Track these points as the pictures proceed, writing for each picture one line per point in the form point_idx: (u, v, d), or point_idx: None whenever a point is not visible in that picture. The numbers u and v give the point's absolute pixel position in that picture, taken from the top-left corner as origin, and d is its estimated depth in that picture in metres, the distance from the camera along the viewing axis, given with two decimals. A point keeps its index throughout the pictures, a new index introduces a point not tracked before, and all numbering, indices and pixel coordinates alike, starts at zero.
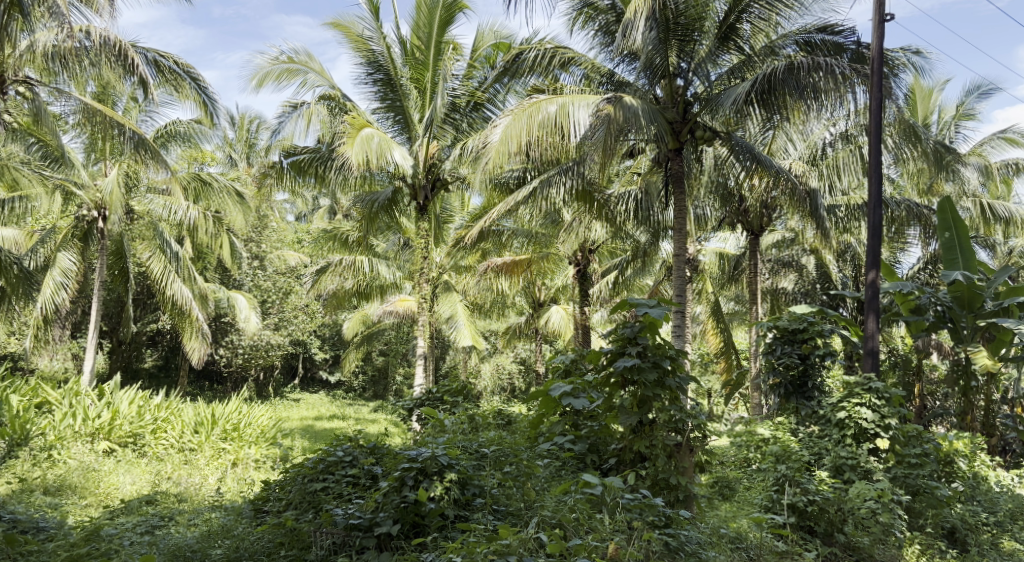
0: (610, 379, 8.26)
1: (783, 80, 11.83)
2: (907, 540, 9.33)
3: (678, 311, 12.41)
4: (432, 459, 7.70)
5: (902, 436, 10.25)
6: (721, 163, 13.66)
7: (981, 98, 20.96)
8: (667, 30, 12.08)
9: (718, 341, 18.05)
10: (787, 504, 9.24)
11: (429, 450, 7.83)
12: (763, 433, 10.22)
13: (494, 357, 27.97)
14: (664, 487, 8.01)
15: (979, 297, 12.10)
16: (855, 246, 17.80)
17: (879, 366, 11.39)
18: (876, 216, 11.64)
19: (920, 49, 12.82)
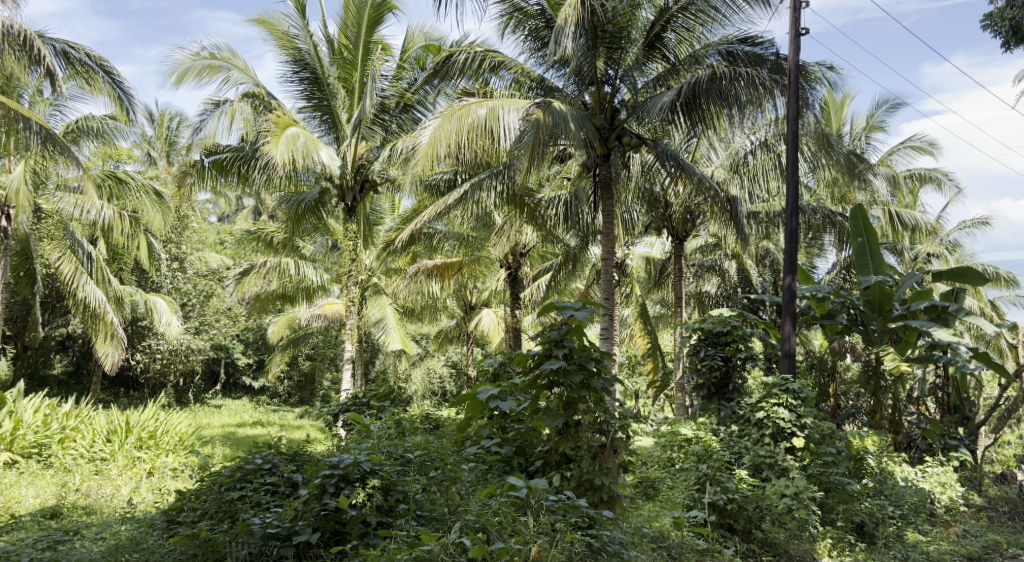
0: (537, 382, 8.27)
1: (706, 90, 12.14)
2: (820, 535, 9.73)
3: (604, 315, 12.58)
4: (354, 465, 7.66)
5: (816, 435, 10.60)
6: (648, 169, 13.94)
7: (891, 110, 21.82)
8: (595, 37, 12.29)
9: (645, 344, 18.37)
10: (708, 503, 9.44)
11: (351, 456, 7.77)
12: (685, 433, 10.46)
13: (425, 361, 27.91)
14: (588, 488, 8.10)
15: (891, 299, 12.52)
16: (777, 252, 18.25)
17: (795, 367, 11.74)
18: (793, 223, 12.04)
19: (834, 65, 13.39)
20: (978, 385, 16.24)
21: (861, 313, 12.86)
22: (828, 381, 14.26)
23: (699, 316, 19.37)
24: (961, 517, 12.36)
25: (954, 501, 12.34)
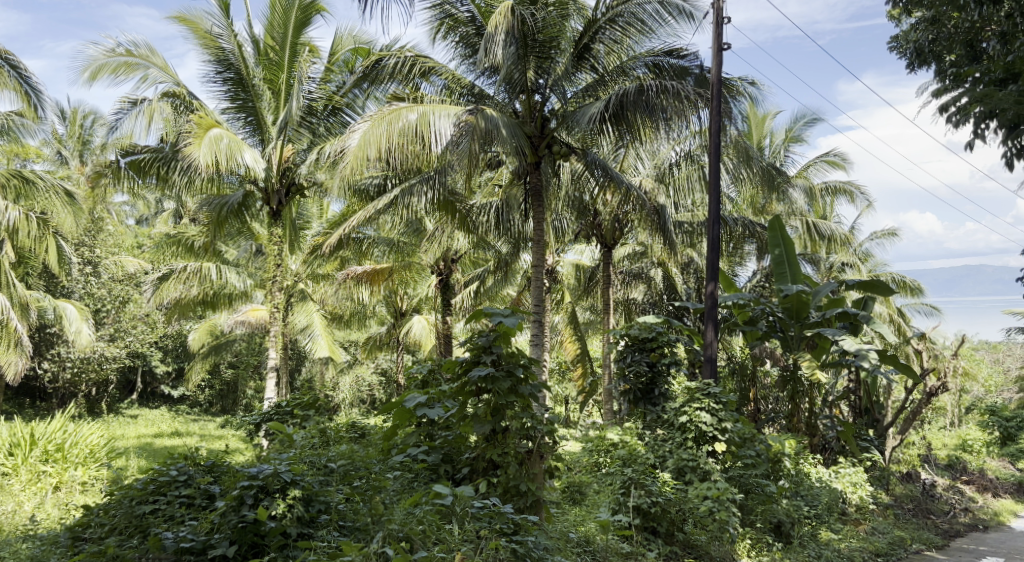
0: (465, 388, 8.25)
1: (633, 101, 12.36)
2: (739, 536, 10.05)
3: (534, 321, 12.66)
4: (274, 476, 7.51)
5: (737, 438, 10.89)
6: (577, 178, 14.11)
7: (808, 125, 22.57)
8: (525, 45, 12.40)
9: (574, 350, 18.62)
10: (633, 506, 9.44)
11: (271, 467, 7.63)
12: (611, 437, 10.66)
13: (353, 368, 27.61)
14: (515, 494, 8.11)
15: (807, 307, 12.97)
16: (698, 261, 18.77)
17: (717, 373, 12.04)
18: (714, 232, 12.35)
19: (755, 80, 13.85)
20: (887, 389, 16.95)
21: (779, 319, 13.31)
22: (749, 386, 14.66)
23: (626, 322, 19.66)
24: (870, 516, 12.91)
25: (864, 500, 12.85)
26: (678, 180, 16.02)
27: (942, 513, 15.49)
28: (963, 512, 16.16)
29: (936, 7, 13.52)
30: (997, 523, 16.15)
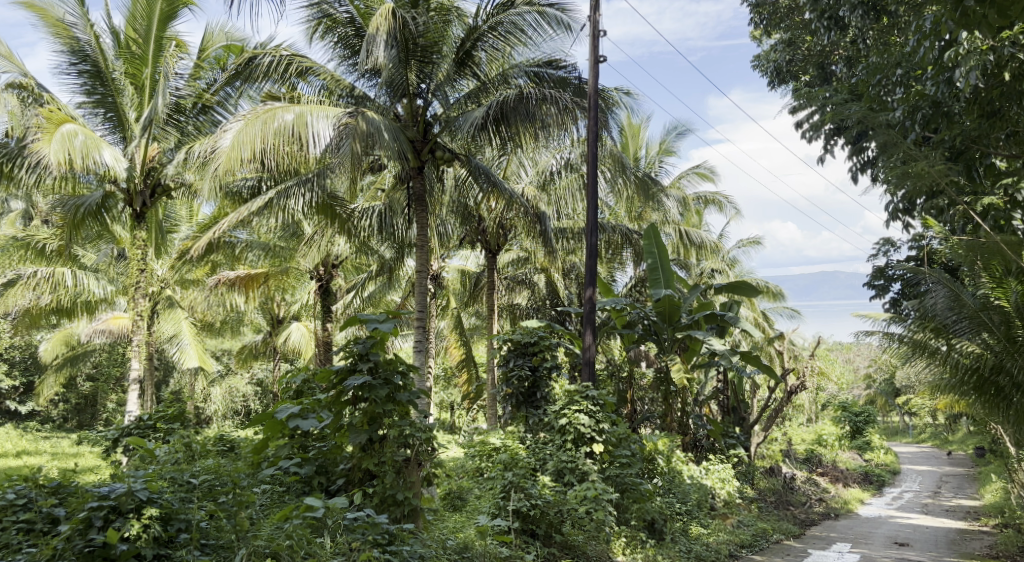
0: (340, 398, 8.02)
1: (514, 108, 12.49)
2: (615, 535, 10.32)
3: (418, 326, 12.62)
4: (128, 495, 6.90)
5: (613, 439, 11.19)
6: (461, 184, 14.10)
7: (679, 137, 23.36)
8: (406, 49, 12.25)
9: (459, 355, 19.06)
10: (512, 510, 9.46)
11: (124, 486, 7.04)
12: (495, 442, 10.73)
13: (225, 379, 26.69)
14: (391, 504, 7.98)
15: (677, 312, 13.48)
16: (579, 265, 18.84)
17: (596, 376, 12.19)
18: (593, 238, 12.58)
19: (630, 90, 14.27)
20: (752, 390, 17.82)
21: (653, 323, 13.74)
22: (626, 388, 15.05)
23: (511, 327, 19.93)
24: (736, 510, 13.64)
25: (731, 495, 13.56)
26: (560, 189, 16.28)
27: (800, 503, 16.47)
28: (818, 501, 17.26)
29: (792, 30, 15.59)
30: (848, 512, 17.27)
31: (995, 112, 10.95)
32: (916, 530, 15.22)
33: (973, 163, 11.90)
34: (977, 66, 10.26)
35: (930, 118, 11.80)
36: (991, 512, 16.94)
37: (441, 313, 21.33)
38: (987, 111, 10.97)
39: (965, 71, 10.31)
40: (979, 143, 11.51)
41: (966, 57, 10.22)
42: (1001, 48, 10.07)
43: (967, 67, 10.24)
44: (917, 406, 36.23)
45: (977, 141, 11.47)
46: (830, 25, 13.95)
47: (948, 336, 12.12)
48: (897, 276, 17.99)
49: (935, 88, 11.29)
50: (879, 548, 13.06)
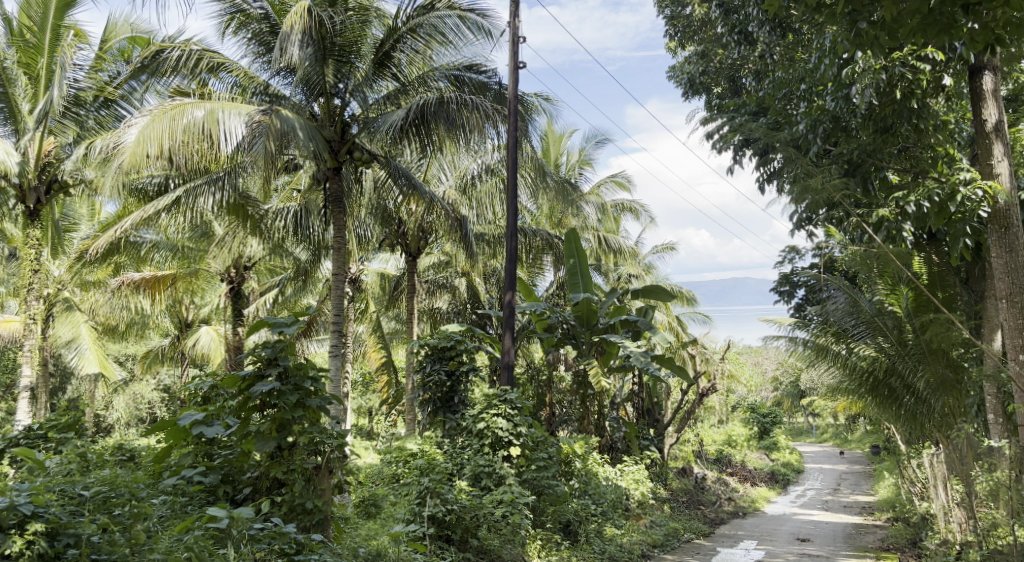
0: (247, 404, 7.76)
1: (434, 112, 12.44)
2: (530, 538, 10.28)
3: (333, 329, 12.39)
4: (10, 510, 6.42)
5: (530, 442, 11.20)
6: (380, 186, 13.95)
7: (598, 145, 23.66)
8: (323, 48, 12.10)
9: (378, 360, 18.87)
10: (427, 515, 9.37)
11: (7, 498, 6.53)
12: (412, 448, 10.70)
13: (129, 386, 25.86)
14: (300, 512, 7.71)
15: (595, 315, 13.59)
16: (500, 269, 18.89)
17: (514, 379, 12.25)
18: (513, 243, 12.60)
19: (549, 96, 14.40)
20: (666, 393, 18.13)
21: (572, 327, 13.85)
22: (545, 391, 15.10)
23: (430, 332, 19.78)
24: (649, 510, 13.85)
25: (645, 496, 13.75)
26: (481, 194, 16.28)
27: (710, 502, 16.86)
28: (727, 500, 17.70)
29: (705, 43, 16.08)
30: (755, 510, 17.76)
31: (888, 128, 11.70)
32: (816, 526, 15.75)
33: (868, 176, 12.49)
34: (871, 83, 10.89)
35: (831, 131, 12.53)
36: (885, 508, 17.68)
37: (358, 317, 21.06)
38: (881, 127, 11.70)
39: (860, 88, 10.91)
40: (873, 158, 12.23)
41: (861, 74, 10.81)
42: (894, 67, 10.85)
43: (863, 84, 10.86)
44: (820, 407, 37.63)
45: (873, 155, 12.13)
46: (740, 39, 14.48)
47: (847, 339, 12.64)
48: (802, 282, 18.56)
49: (833, 103, 11.76)
50: (782, 544, 13.46)
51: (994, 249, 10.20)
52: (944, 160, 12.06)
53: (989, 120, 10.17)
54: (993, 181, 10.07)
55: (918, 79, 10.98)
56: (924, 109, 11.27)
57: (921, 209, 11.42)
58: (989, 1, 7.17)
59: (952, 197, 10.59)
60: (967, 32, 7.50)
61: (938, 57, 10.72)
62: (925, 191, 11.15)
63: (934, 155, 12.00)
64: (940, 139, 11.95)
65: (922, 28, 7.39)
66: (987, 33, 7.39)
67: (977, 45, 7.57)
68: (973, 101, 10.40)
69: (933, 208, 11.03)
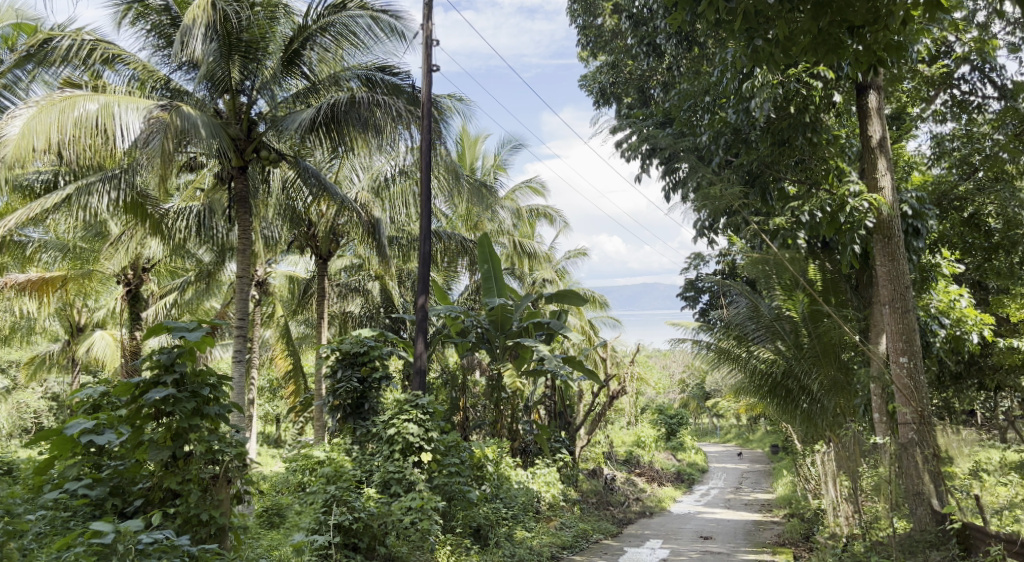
0: (140, 412, 7.15)
1: (345, 112, 12.33)
2: (439, 543, 10.23)
3: (238, 334, 12.09)
4: None
5: (441, 447, 11.14)
6: (289, 186, 13.70)
7: (513, 151, 23.75)
8: (229, 45, 11.84)
9: (285, 366, 18.49)
10: (333, 524, 9.20)
11: None
12: (318, 455, 10.47)
13: (16, 394, 24.65)
14: (195, 523, 7.18)
15: (510, 319, 13.67)
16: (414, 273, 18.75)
17: (426, 384, 12.16)
18: (427, 246, 12.52)
19: (463, 98, 14.42)
20: (577, 396, 18.31)
21: (486, 331, 13.88)
22: (459, 395, 15.03)
23: (340, 335, 19.53)
24: (560, 512, 13.99)
25: (555, 498, 13.90)
26: (394, 196, 16.10)
27: (619, 503, 17.12)
28: (636, 500, 18.01)
29: (616, 53, 16.23)
30: (662, 510, 18.13)
31: (784, 141, 12.14)
32: (718, 523, 16.16)
33: (767, 186, 12.98)
34: (768, 98, 11.22)
35: (731, 143, 12.72)
36: (783, 504, 18.27)
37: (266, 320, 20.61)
38: (778, 139, 12.16)
39: (759, 101, 11.22)
40: (772, 169, 12.82)
41: (760, 88, 11.12)
42: (789, 83, 11.40)
43: (762, 97, 11.15)
44: (725, 408, 38.69)
45: (771, 167, 12.72)
46: (649, 51, 14.67)
47: (747, 343, 13.06)
48: (706, 288, 19.03)
49: (734, 115, 11.99)
50: (686, 542, 13.76)
51: (877, 257, 11.03)
52: (834, 173, 12.59)
53: (873, 136, 11.14)
54: (878, 195, 10.92)
55: (811, 95, 11.70)
56: (817, 123, 11.93)
57: (814, 219, 11.63)
58: (871, 26, 7.55)
59: (840, 208, 11.12)
60: (851, 52, 7.83)
61: (829, 74, 11.42)
62: (816, 200, 11.43)
63: (827, 169, 12.68)
64: (834, 153, 12.53)
65: (814, 47, 7.71)
66: (870, 55, 7.75)
67: (861, 66, 7.93)
68: (859, 118, 11.33)
69: (825, 217, 11.35)
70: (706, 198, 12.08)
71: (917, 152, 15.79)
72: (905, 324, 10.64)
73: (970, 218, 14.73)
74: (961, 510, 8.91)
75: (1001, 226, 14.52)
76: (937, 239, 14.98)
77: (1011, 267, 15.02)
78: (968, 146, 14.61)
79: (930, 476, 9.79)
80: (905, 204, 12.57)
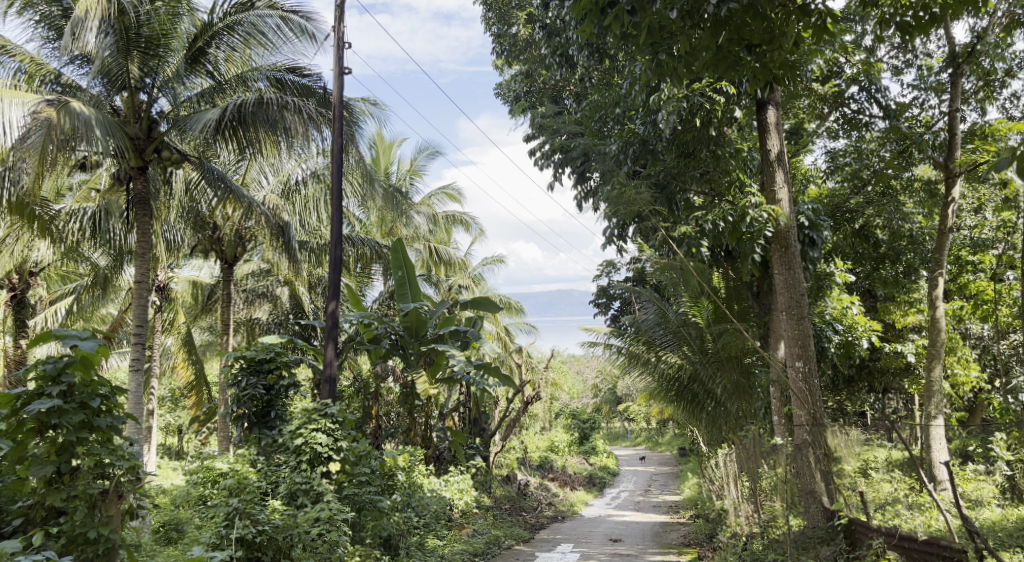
0: (23, 426, 6.38)
1: (252, 112, 12.06)
2: (348, 554, 10.14)
3: (135, 343, 11.62)
4: None
5: (351, 457, 10.92)
6: (192, 187, 13.29)
7: (430, 157, 23.64)
8: (128, 39, 11.38)
9: (188, 375, 17.90)
10: (236, 538, 8.99)
11: None
12: (221, 467, 10.11)
13: None
14: (82, 543, 6.40)
15: (424, 326, 13.62)
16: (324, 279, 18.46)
17: (335, 393, 11.90)
18: (337, 251, 12.31)
19: (377, 102, 14.26)
20: (491, 402, 18.31)
21: (400, 337, 13.73)
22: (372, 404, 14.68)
23: (247, 343, 19.06)
24: (472, 519, 14.00)
25: (468, 505, 13.91)
26: (306, 200, 15.80)
27: (532, 508, 17.23)
28: (548, 505, 18.13)
29: (530, 62, 16.33)
30: (574, 514, 18.31)
31: (690, 153, 12.64)
32: (628, 526, 16.40)
33: (673, 197, 13.25)
34: (674, 110, 11.42)
35: (639, 154, 12.88)
36: (689, 505, 18.68)
37: (166, 327, 19.91)
38: (684, 152, 12.63)
39: (665, 114, 11.53)
40: (678, 180, 13.13)
41: (667, 100, 11.45)
42: (694, 96, 11.59)
43: (668, 110, 11.49)
44: (635, 412, 39.23)
45: (677, 178, 13.06)
46: (561, 62, 14.95)
47: (657, 350, 13.17)
48: (617, 295, 19.32)
49: (642, 127, 12.35)
50: (596, 546, 13.90)
51: (775, 266, 11.31)
52: (737, 185, 13.12)
53: (772, 150, 11.47)
54: (776, 206, 11.10)
55: (715, 109, 11.79)
56: (720, 137, 12.35)
57: (717, 228, 12.17)
58: (768, 43, 7.81)
59: (741, 218, 11.26)
60: (750, 70, 8.09)
61: (730, 89, 11.60)
62: (719, 211, 11.88)
63: (730, 180, 13.00)
64: (737, 166, 12.90)
65: (714, 63, 7.92)
66: (766, 73, 8.02)
67: (758, 83, 8.21)
68: (759, 133, 11.67)
69: (727, 227, 11.72)
70: (618, 205, 12.15)
71: (815, 165, 16.37)
72: (800, 330, 10.96)
73: (861, 230, 15.23)
74: (851, 507, 9.07)
75: (888, 238, 15.37)
76: (833, 249, 15.58)
77: (897, 276, 15.85)
78: (859, 162, 14.83)
79: (822, 475, 10.13)
80: (802, 215, 13.02)
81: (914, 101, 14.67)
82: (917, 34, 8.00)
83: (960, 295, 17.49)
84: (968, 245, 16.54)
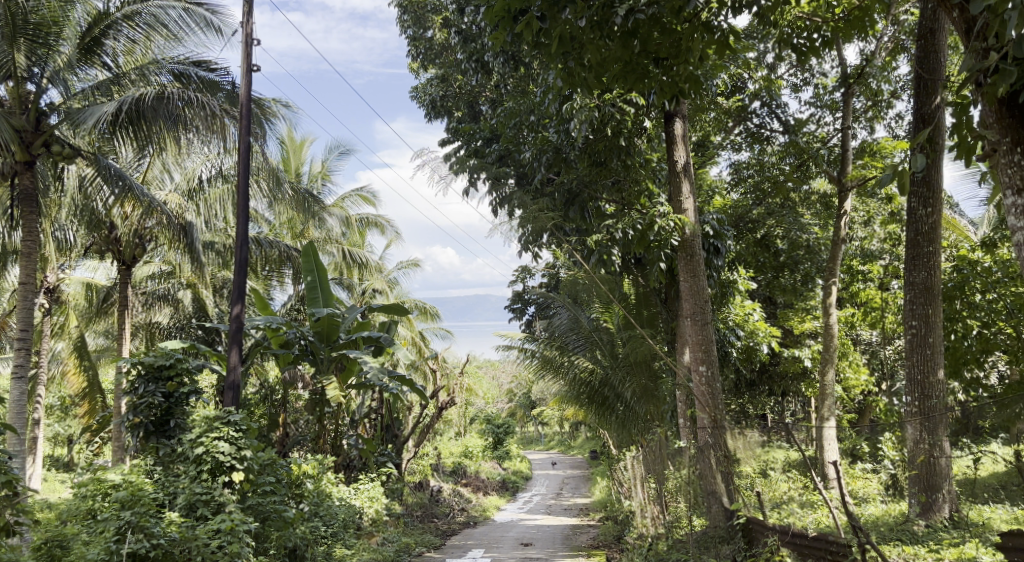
0: None
1: (151, 107, 11.64)
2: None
3: (20, 347, 11.06)
4: None
5: (255, 466, 10.57)
6: (87, 184, 12.72)
7: (342, 156, 23.29)
8: (13, 25, 10.81)
9: (80, 382, 17.16)
10: (127, 553, 8.68)
11: None
12: (113, 479, 9.66)
13: None
14: None
15: (335, 331, 13.32)
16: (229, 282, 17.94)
17: (238, 400, 11.54)
18: (242, 253, 11.95)
19: (288, 103, 13.95)
20: (404, 407, 18.13)
21: (309, 343, 13.40)
22: (279, 411, 14.47)
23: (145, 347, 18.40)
24: (382, 527, 13.80)
25: (378, 513, 13.69)
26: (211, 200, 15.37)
27: (443, 514, 17.14)
28: (459, 511, 18.07)
29: (446, 67, 16.27)
30: (485, 519, 18.29)
31: (601, 162, 12.54)
32: (539, 530, 16.46)
33: (585, 206, 13.22)
34: (586, 120, 11.50)
35: (553, 162, 12.90)
36: (598, 509, 18.92)
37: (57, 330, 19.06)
38: (595, 161, 12.51)
39: (577, 122, 11.51)
40: (589, 189, 13.14)
41: (578, 110, 11.46)
42: (605, 106, 11.67)
43: (580, 119, 11.49)
44: (548, 416, 39.34)
45: (589, 187, 13.08)
46: (476, 68, 14.93)
47: (568, 353, 13.30)
48: (532, 300, 19.38)
49: (556, 135, 12.40)
50: (506, 550, 13.89)
51: (680, 273, 11.48)
52: (645, 194, 13.21)
53: (679, 161, 11.62)
54: (682, 215, 11.37)
55: (625, 120, 11.95)
56: (630, 147, 12.27)
57: (626, 236, 12.34)
58: (673, 56, 7.97)
59: (649, 226, 11.64)
60: (657, 82, 8.22)
61: (640, 101, 11.82)
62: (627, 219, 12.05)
63: (639, 189, 13.15)
64: (646, 176, 13.09)
65: (623, 74, 8.07)
66: (672, 86, 8.15)
67: (665, 96, 8.32)
68: (667, 145, 11.79)
69: (636, 234, 11.93)
70: None
71: (720, 175, 16.80)
72: (703, 335, 11.18)
73: (762, 239, 15.82)
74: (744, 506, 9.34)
75: (787, 247, 15.94)
76: (736, 256, 16.04)
77: (795, 284, 16.25)
78: (761, 173, 15.36)
79: (724, 476, 10.30)
80: (708, 224, 13.36)
81: (813, 117, 15.20)
82: (811, 54, 8.30)
83: (851, 303, 18.20)
84: (859, 255, 17.26)
